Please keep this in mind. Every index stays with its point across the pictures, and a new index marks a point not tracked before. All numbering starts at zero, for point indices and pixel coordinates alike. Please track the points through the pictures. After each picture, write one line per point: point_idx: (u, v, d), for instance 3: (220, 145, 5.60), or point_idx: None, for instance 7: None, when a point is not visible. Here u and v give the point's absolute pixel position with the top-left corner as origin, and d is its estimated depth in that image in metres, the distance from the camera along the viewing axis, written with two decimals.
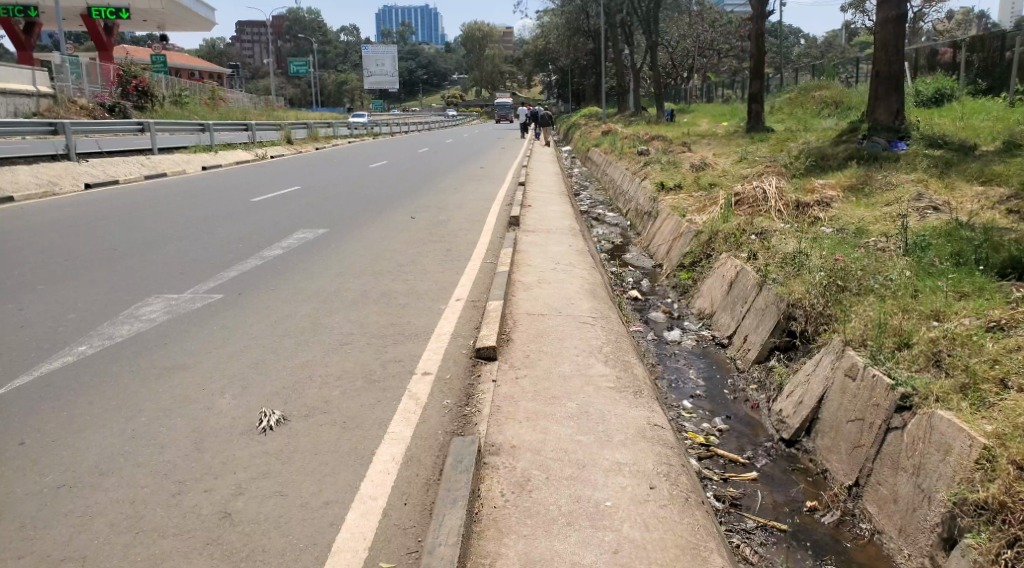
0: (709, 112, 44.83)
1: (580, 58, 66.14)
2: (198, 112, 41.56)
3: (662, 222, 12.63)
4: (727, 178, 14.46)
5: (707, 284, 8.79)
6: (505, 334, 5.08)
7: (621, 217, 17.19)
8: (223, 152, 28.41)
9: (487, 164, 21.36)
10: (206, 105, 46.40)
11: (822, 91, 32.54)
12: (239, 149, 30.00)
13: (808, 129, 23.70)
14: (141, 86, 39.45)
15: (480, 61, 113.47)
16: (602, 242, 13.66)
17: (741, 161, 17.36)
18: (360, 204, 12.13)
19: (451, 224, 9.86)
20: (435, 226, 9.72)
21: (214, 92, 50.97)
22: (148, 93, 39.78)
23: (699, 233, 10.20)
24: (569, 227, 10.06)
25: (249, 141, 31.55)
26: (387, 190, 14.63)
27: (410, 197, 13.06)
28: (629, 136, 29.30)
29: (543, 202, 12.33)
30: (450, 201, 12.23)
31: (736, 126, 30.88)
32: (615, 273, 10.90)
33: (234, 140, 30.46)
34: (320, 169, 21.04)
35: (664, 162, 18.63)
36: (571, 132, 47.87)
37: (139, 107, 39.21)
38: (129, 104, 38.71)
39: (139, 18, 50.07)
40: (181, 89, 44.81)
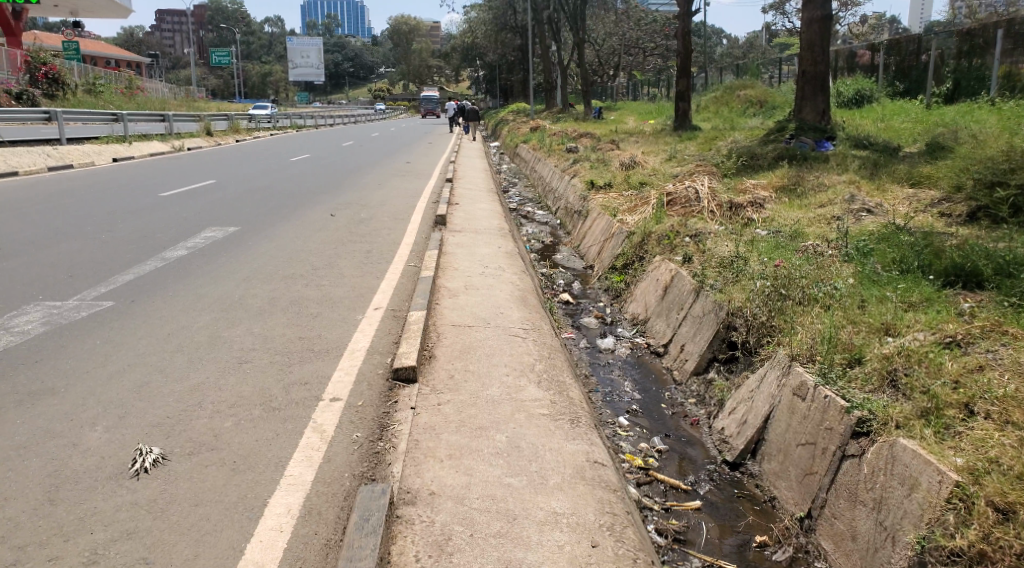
0: (637, 109, 45.24)
1: (509, 53, 65.88)
2: (111, 101, 39.42)
3: (592, 221, 12.33)
4: (658, 176, 14.32)
5: (641, 287, 8.47)
6: (427, 351, 4.58)
7: (551, 216, 16.89)
8: (135, 143, 26.85)
9: (414, 159, 20.72)
10: (120, 94, 44.09)
11: (747, 91, 33.12)
12: (153, 139, 28.43)
13: (735, 128, 23.99)
14: (51, 73, 37.27)
15: (408, 54, 111.98)
16: (531, 241, 13.27)
17: (671, 159, 17.31)
18: (277, 201, 11.27)
19: (374, 223, 9.18)
20: (356, 225, 9.03)
21: (129, 81, 48.60)
22: (57, 80, 37.66)
23: (632, 234, 9.90)
24: (499, 226, 9.56)
25: (165, 132, 29.97)
26: (307, 186, 13.77)
27: (331, 194, 12.25)
28: (559, 133, 29.13)
29: (469, 200, 11.81)
30: (374, 198, 11.51)
31: (664, 124, 31.12)
32: (545, 275, 10.49)
33: (149, 131, 28.91)
34: (238, 162, 19.99)
35: (595, 160, 18.42)
36: (500, 127, 47.54)
37: (48, 95, 37.01)
38: (37, 92, 36.42)
39: (47, 1, 47.22)
40: (93, 77, 42.50)
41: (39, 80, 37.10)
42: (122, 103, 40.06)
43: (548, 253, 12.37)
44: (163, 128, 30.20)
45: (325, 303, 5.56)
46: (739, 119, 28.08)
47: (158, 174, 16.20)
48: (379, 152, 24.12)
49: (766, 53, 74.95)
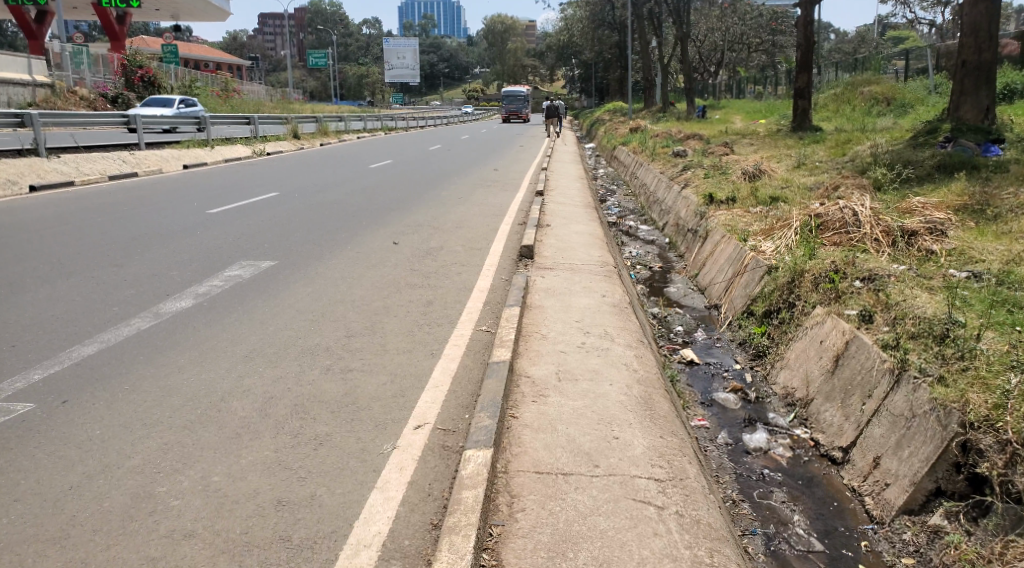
0: (744, 108, 42.19)
1: (604, 52, 63.50)
2: (210, 104, 39.39)
3: (715, 246, 10.06)
4: (791, 190, 11.89)
5: (796, 350, 6.22)
6: (490, 557, 2.72)
7: (656, 231, 14.76)
8: (221, 147, 26.14)
9: (501, 166, 18.90)
10: (220, 97, 44.24)
11: (871, 88, 29.78)
12: (240, 144, 27.68)
13: (867, 128, 21.11)
14: (147, 77, 37.27)
15: (502, 55, 110.90)
16: (638, 268, 11.15)
17: (800, 167, 14.85)
18: (335, 222, 9.55)
19: (442, 256, 7.27)
20: (421, 259, 7.11)
21: (228, 84, 48.92)
22: (154, 83, 37.68)
23: (771, 268, 7.62)
24: (601, 259, 7.48)
25: (252, 136, 29.25)
26: (380, 200, 12.05)
27: (404, 212, 10.44)
28: (660, 134, 26.67)
29: (566, 222, 9.79)
30: (451, 220, 9.62)
31: (778, 125, 28.25)
32: (658, 319, 8.34)
33: (236, 134, 28.13)
34: (317, 169, 18.72)
35: (707, 167, 16.06)
36: (594, 128, 45.32)
37: (143, 100, 37.32)
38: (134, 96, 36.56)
39: (155, 8, 47.99)
40: (192, 82, 42.74)
41: (136, 83, 37.30)
42: (219, 106, 39.98)
43: (659, 284, 10.22)
44: (251, 131, 29.51)
45: (335, 413, 3.66)
46: (865, 120, 24.91)
47: (227, 184, 14.93)
48: (465, 158, 22.46)
49: (882, 46, 69.32)
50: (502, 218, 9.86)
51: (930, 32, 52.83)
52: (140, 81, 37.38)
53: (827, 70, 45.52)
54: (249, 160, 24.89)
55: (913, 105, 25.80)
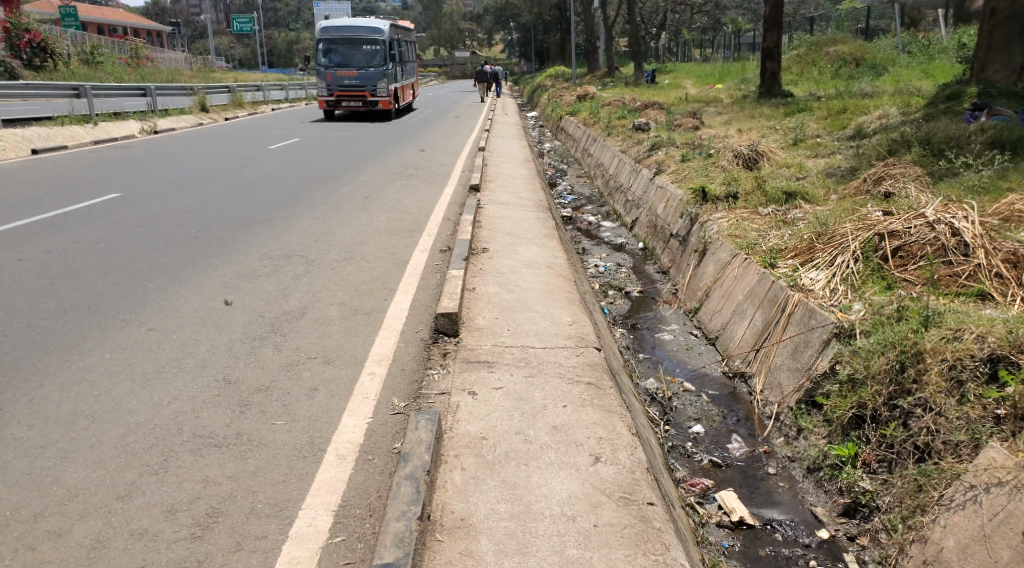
0: (696, 71, 39.68)
1: (547, 14, 60.06)
2: (113, 72, 34.37)
3: (721, 271, 7.15)
4: (808, 182, 9.08)
5: (961, 524, 3.30)
6: None
7: (623, 228, 11.90)
8: (107, 123, 21.91)
9: (431, 147, 15.66)
10: (127, 65, 38.95)
11: (837, 48, 27.30)
12: (131, 117, 23.41)
13: (852, 93, 18.56)
14: (36, 42, 31.77)
15: (441, 17, 105.94)
16: (612, 297, 8.17)
17: (799, 145, 12.11)
18: (161, 249, 6.33)
19: (288, 330, 4.29)
20: (254, 341, 4.15)
21: (140, 50, 43.36)
22: (45, 49, 32.44)
23: (851, 332, 4.74)
24: (574, 329, 4.47)
25: (147, 109, 25.03)
26: (256, 203, 8.80)
27: (278, 228, 7.27)
28: (613, 103, 23.65)
29: (513, 245, 6.73)
30: (338, 245, 6.55)
31: (742, 89, 25.63)
32: (664, 410, 5.34)
33: (125, 108, 23.74)
34: (206, 150, 15.23)
35: (682, 146, 13.25)
36: (537, 94, 42.23)
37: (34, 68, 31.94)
38: (21, 63, 31.09)
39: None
40: (95, 47, 37.00)
41: (22, 51, 31.64)
42: (125, 75, 34.94)
43: (646, 324, 7.25)
44: (147, 103, 25.23)
45: None
46: (838, 84, 22.39)
47: (64, 178, 11.31)
48: (389, 134, 19.19)
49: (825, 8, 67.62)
50: (417, 240, 6.79)
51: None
52: (27, 48, 31.77)
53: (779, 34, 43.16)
54: (137, 139, 20.94)
55: (880, 67, 23.48)
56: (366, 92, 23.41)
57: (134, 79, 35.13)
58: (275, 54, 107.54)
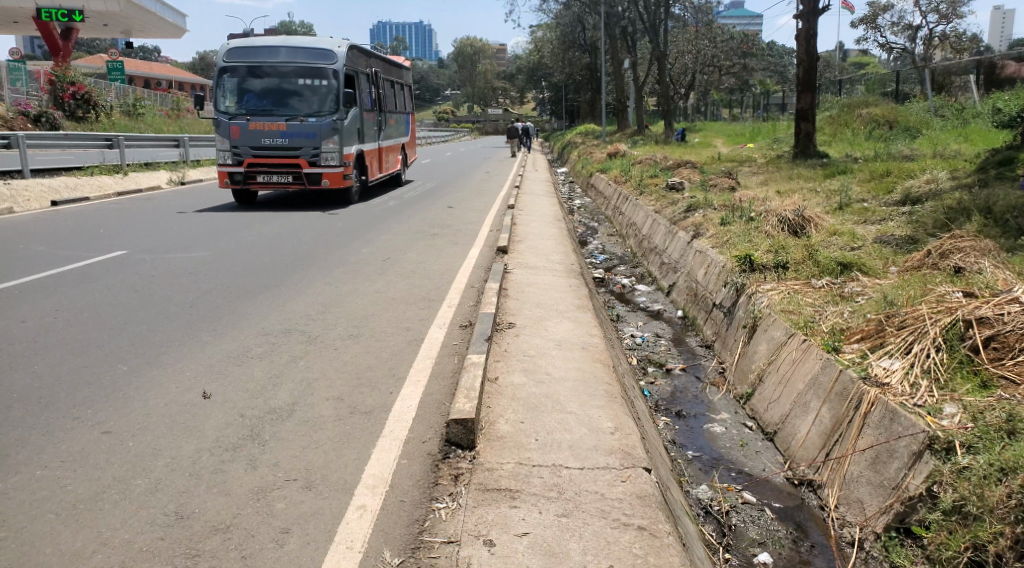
0: (725, 130, 39.29)
1: (575, 73, 60.52)
2: (151, 124, 34.65)
3: (777, 352, 6.31)
4: (864, 252, 8.23)
5: None
6: None
7: (658, 293, 11.14)
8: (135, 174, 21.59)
9: (458, 204, 15.08)
10: (163, 116, 39.30)
11: (870, 110, 26.66)
12: (162, 167, 23.01)
13: (892, 155, 17.80)
14: (80, 94, 31.66)
15: (470, 75, 107.74)
16: (654, 376, 7.32)
17: (845, 210, 11.33)
18: (149, 318, 5.71)
19: (271, 435, 3.64)
20: (226, 450, 3.50)
21: (179, 103, 43.92)
22: (89, 101, 32.26)
23: (950, 446, 3.92)
24: (616, 439, 3.63)
25: (181, 160, 24.66)
26: (267, 263, 8.22)
27: (284, 294, 6.63)
28: (643, 161, 23.08)
29: (544, 319, 5.97)
30: (346, 316, 5.88)
31: (775, 149, 25.03)
32: (722, 530, 4.56)
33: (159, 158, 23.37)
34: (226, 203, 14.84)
35: (720, 208, 12.52)
36: (565, 151, 42.01)
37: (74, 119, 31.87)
38: (63, 114, 31.09)
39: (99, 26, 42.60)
40: (134, 99, 37.41)
41: (65, 102, 31.31)
42: (163, 127, 35.21)
43: (694, 413, 6.39)
44: (180, 154, 24.84)
45: None
46: (875, 146, 21.65)
47: (72, 231, 10.90)
48: (414, 189, 18.73)
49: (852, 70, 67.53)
50: (434, 311, 6.06)
51: (901, 59, 50.83)
52: (70, 99, 31.48)
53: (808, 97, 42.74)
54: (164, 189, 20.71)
55: (917, 130, 22.76)
56: (301, 159, 14.90)
57: (170, 131, 35.30)
58: None
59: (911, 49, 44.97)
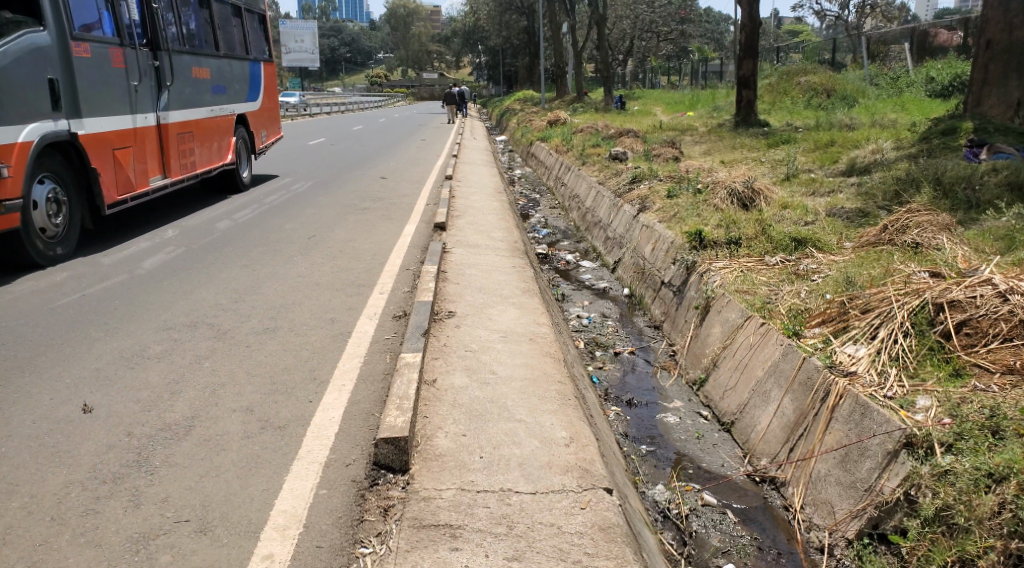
0: (664, 98, 39.15)
1: (514, 39, 59.51)
2: None
3: (731, 334, 5.94)
4: (817, 225, 7.95)
5: None
6: None
7: (603, 269, 10.76)
8: None
9: (393, 174, 14.37)
10: None
11: (809, 78, 26.72)
12: None
13: (833, 123, 17.76)
14: None
15: (407, 40, 105.24)
16: (601, 361, 6.89)
17: (792, 180, 11.09)
18: (35, 310, 5.19)
19: (163, 459, 3.16)
20: (104, 481, 3.01)
21: None
22: None
23: (930, 446, 3.57)
24: (572, 453, 3.19)
25: None
26: (182, 242, 7.59)
27: (197, 279, 6.05)
28: (584, 129, 22.62)
29: (486, 305, 5.49)
30: (262, 304, 5.32)
31: (716, 118, 24.89)
32: (683, 538, 4.18)
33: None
34: None
35: (667, 179, 12.16)
36: (504, 118, 41.26)
37: None
38: None
39: None
40: None
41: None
42: None
43: (645, 401, 5.99)
44: None
45: None
46: (815, 115, 21.67)
47: None
48: (348, 158, 17.88)
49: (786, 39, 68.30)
50: (364, 297, 5.51)
51: (834, 28, 51.48)
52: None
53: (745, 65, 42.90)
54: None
55: (855, 99, 22.88)
56: None
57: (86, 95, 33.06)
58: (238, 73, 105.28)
59: (843, 17, 45.50)
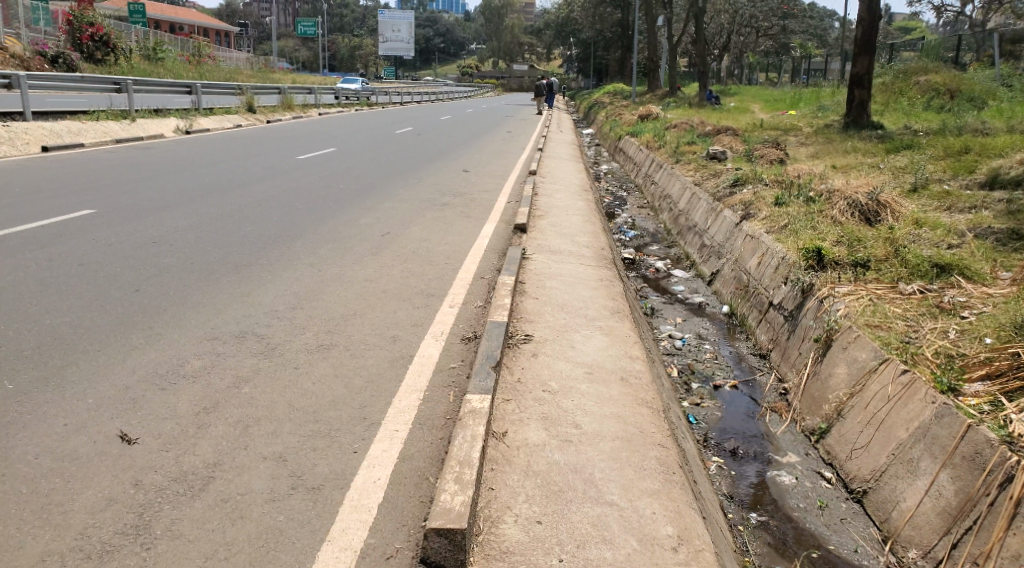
0: (763, 96, 37.24)
1: (607, 30, 58.08)
2: (170, 66, 32.64)
3: (864, 380, 5.07)
4: (964, 251, 6.92)
5: None
6: None
7: (697, 280, 9.90)
8: (147, 121, 19.79)
9: (477, 167, 13.74)
10: (185, 61, 37.48)
11: (928, 78, 24.63)
12: (175, 116, 21.32)
13: (960, 128, 16.11)
14: (98, 35, 29.75)
15: (499, 30, 104.91)
16: (700, 396, 6.11)
17: (921, 193, 9.89)
18: (79, 307, 4.73)
19: (166, 527, 2.79)
20: (90, 557, 2.64)
21: (199, 47, 42.21)
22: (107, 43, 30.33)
23: None
24: (681, 563, 2.72)
25: (193, 107, 23.02)
26: (254, 233, 7.08)
27: (261, 278, 5.50)
28: (679, 126, 21.47)
29: (571, 328, 4.78)
30: (320, 314, 4.69)
31: (822, 118, 23.26)
32: None
33: (170, 105, 21.69)
34: (230, 156, 13.71)
35: (773, 184, 11.11)
36: (593, 110, 40.15)
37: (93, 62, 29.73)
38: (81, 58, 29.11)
39: None
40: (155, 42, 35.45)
41: (84, 44, 29.65)
42: (184, 71, 33.23)
43: (753, 454, 5.22)
44: (193, 101, 23.21)
45: None
46: (936, 118, 19.86)
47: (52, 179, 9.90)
48: (431, 147, 17.37)
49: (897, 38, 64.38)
50: (434, 309, 4.92)
51: (953, 26, 47.99)
52: (89, 41, 29.78)
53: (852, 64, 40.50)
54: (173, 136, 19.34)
55: (980, 102, 20.90)
56: None
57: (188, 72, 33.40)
58: (334, 59, 107.20)
59: (964, 15, 42.26)
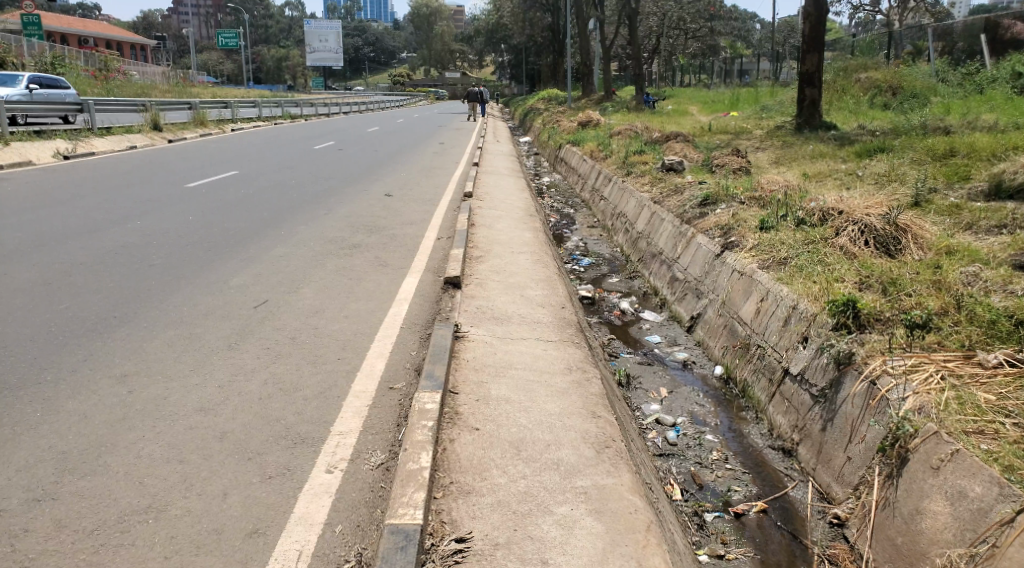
0: (700, 97, 36.04)
1: (538, 36, 56.52)
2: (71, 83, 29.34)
3: (997, 539, 3.25)
4: None
5: None
6: None
7: (673, 325, 8.05)
8: (23, 145, 16.84)
9: (400, 191, 11.67)
10: (91, 77, 34.06)
11: (870, 74, 23.50)
12: (60, 138, 18.35)
13: (927, 124, 14.70)
14: None
15: (429, 39, 102.68)
16: (723, 541, 4.28)
17: (928, 207, 8.21)
18: None
19: None
20: None
21: (107, 62, 38.60)
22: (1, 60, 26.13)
23: None
24: None
25: (89, 127, 19.84)
26: (60, 314, 4.98)
27: (23, 414, 3.60)
28: (623, 132, 19.77)
29: (535, 508, 2.99)
30: (68, 524, 2.86)
31: (770, 120, 21.90)
32: None
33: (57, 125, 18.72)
34: (98, 185, 11.37)
35: (748, 202, 9.37)
36: (527, 118, 38.42)
37: None
38: None
39: None
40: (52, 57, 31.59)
41: None
42: (87, 88, 29.98)
43: None
44: (85, 121, 19.99)
45: None
46: (892, 116, 18.54)
47: None
48: (349, 167, 15.14)
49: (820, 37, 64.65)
50: (298, 481, 3.12)
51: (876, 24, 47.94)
52: None
53: (782, 63, 39.87)
54: (56, 162, 16.54)
55: (929, 97, 19.81)
56: None
57: (89, 90, 29.96)
58: (260, 71, 103.05)
59: (887, 13, 41.99)
